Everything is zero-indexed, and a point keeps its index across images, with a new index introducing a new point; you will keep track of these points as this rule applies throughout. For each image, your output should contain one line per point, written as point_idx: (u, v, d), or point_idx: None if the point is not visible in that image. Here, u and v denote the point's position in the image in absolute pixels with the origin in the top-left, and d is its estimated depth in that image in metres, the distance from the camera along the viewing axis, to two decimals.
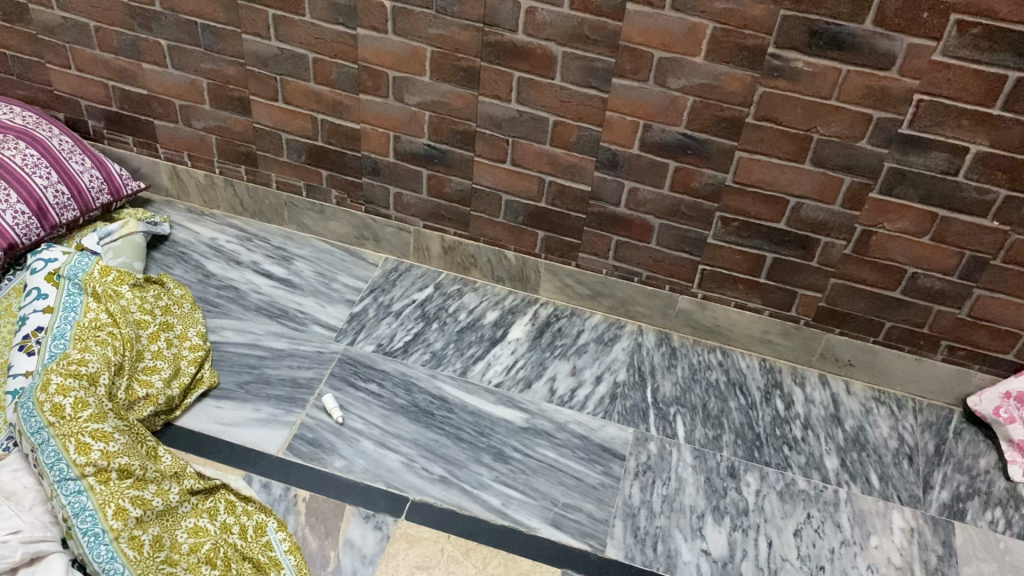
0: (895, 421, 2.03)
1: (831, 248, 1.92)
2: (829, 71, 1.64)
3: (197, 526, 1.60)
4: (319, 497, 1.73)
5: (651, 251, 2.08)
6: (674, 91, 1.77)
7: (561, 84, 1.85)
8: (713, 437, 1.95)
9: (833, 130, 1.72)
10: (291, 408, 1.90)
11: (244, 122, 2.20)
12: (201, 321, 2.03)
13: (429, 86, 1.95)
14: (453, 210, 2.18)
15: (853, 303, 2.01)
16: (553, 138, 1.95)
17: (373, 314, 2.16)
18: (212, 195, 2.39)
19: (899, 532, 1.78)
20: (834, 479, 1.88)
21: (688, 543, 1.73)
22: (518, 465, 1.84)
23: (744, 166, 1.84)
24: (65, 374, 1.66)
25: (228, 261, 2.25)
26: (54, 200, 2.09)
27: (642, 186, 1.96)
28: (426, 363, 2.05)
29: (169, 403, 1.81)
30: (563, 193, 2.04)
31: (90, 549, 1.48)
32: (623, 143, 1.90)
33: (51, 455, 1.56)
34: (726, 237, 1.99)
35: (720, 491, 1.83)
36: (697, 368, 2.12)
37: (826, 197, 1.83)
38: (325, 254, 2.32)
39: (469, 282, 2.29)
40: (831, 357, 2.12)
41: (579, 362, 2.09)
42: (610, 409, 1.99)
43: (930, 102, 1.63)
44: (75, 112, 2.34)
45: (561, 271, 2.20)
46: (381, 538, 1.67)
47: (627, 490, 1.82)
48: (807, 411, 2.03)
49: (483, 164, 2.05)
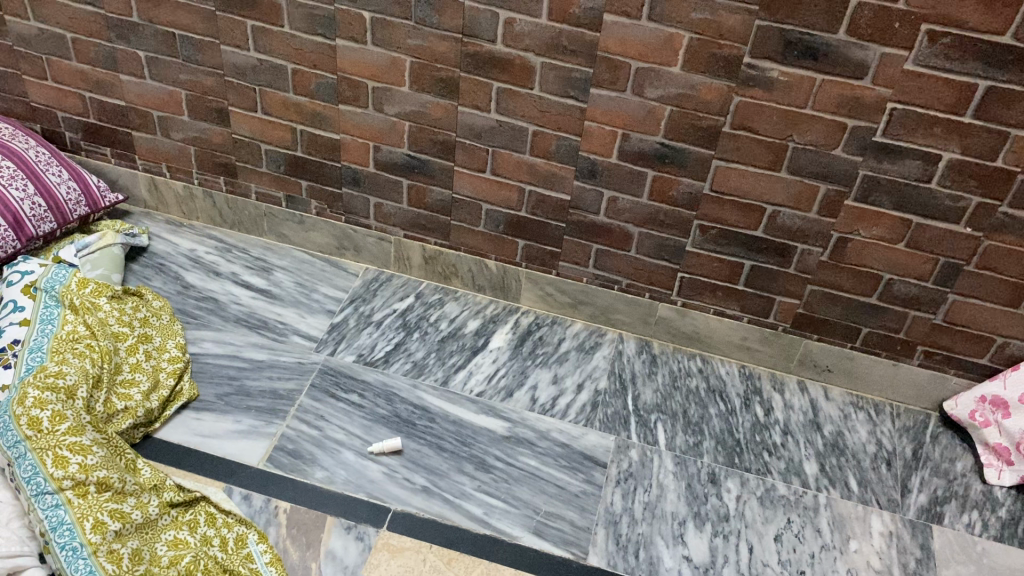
0: (873, 426, 2.06)
1: (808, 255, 1.94)
2: (804, 80, 1.67)
3: (177, 539, 1.59)
4: (300, 508, 1.73)
5: (631, 259, 2.09)
6: (651, 101, 1.79)
7: (540, 94, 1.86)
8: (693, 444, 1.96)
9: (808, 138, 1.74)
10: (271, 419, 1.89)
11: (223, 133, 2.20)
12: (180, 333, 2.02)
13: (408, 97, 1.96)
14: (434, 219, 2.19)
15: (831, 309, 2.03)
16: (532, 148, 1.96)
17: (354, 324, 2.16)
18: (191, 206, 2.38)
19: (878, 535, 1.80)
20: (814, 485, 1.90)
21: (670, 549, 1.74)
22: (499, 474, 1.84)
23: (721, 175, 1.86)
24: (42, 388, 1.65)
25: (208, 273, 2.24)
26: (31, 212, 2.07)
27: (622, 195, 1.97)
28: (408, 373, 2.05)
29: (148, 415, 1.80)
30: (543, 202, 2.05)
31: (68, 563, 1.47)
32: (602, 153, 1.91)
33: (28, 469, 1.55)
34: (704, 245, 2.00)
35: (701, 497, 1.85)
36: (677, 375, 2.13)
37: (803, 204, 1.85)
38: (305, 264, 2.32)
39: (450, 291, 2.29)
40: (810, 363, 2.13)
41: (560, 370, 2.10)
42: (592, 417, 1.99)
43: (903, 111, 1.66)
44: (51, 123, 2.32)
45: (542, 280, 2.20)
46: (363, 549, 1.67)
47: (609, 498, 1.83)
48: (786, 416, 2.05)
49: (463, 174, 2.06)
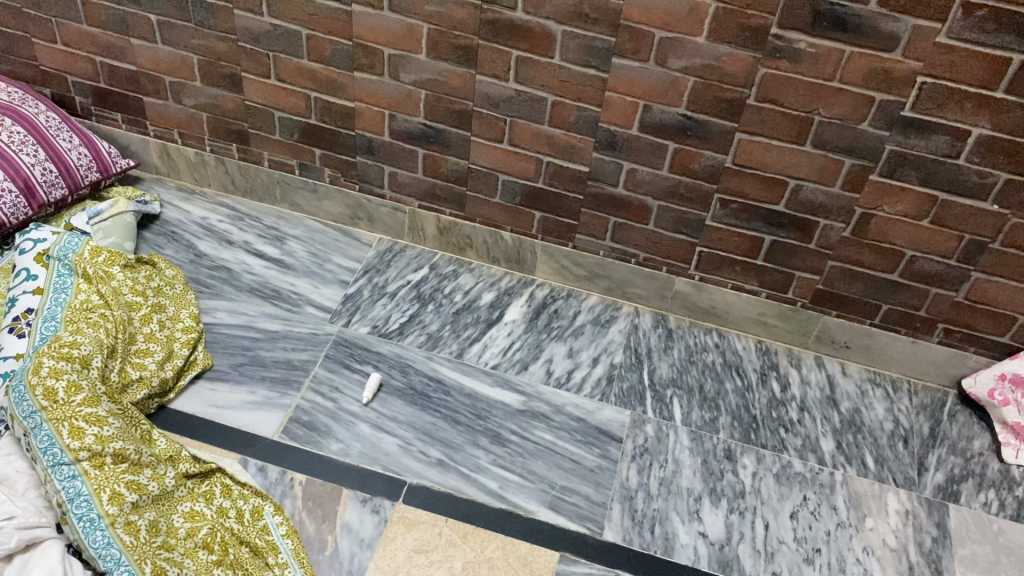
0: (890, 403, 2.04)
1: (829, 231, 1.91)
2: (832, 52, 1.63)
3: (193, 511, 1.59)
4: (316, 481, 1.73)
5: (648, 232, 2.07)
6: (675, 71, 1.75)
7: (560, 63, 1.82)
8: (709, 420, 1.95)
9: (835, 112, 1.71)
10: (286, 391, 1.88)
11: (236, 100, 2.16)
12: (193, 303, 2.00)
13: (425, 64, 1.92)
14: (449, 190, 2.16)
15: (851, 285, 2.00)
16: (551, 119, 1.92)
17: (368, 295, 2.14)
18: (203, 173, 2.35)
19: (894, 514, 1.80)
20: (830, 462, 1.89)
21: (686, 526, 1.74)
22: (515, 448, 1.83)
23: (743, 148, 1.83)
24: (57, 358, 1.65)
25: (220, 241, 2.22)
26: (42, 178, 2.05)
27: (641, 167, 1.94)
28: (422, 345, 2.03)
29: (162, 385, 1.80)
30: (560, 173, 2.02)
31: (86, 534, 1.46)
32: (622, 124, 1.87)
33: (44, 439, 1.55)
34: (724, 219, 1.97)
35: (716, 473, 1.84)
36: (693, 350, 2.11)
37: (826, 179, 1.82)
38: (318, 234, 2.29)
39: (465, 263, 2.26)
40: (827, 339, 2.11)
41: (575, 344, 2.08)
42: (607, 391, 1.98)
43: (933, 85, 1.62)
44: (61, 88, 2.29)
45: (558, 253, 2.18)
46: (379, 522, 1.67)
47: (624, 473, 1.82)
48: (803, 392, 2.04)
49: (479, 144, 2.03)
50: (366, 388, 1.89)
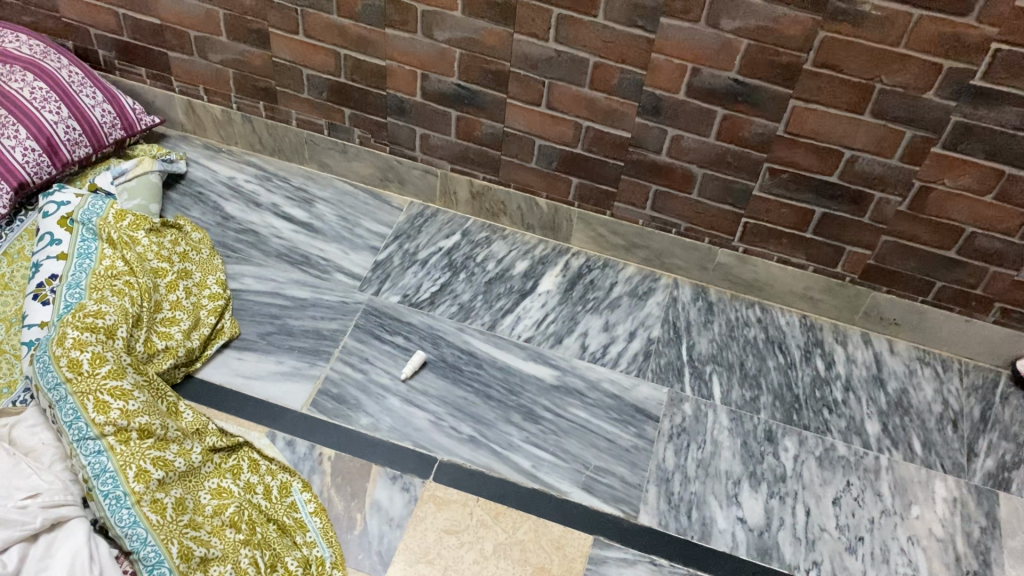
0: (940, 383, 1.96)
1: (885, 205, 1.81)
2: (899, 15, 1.51)
3: (220, 487, 1.56)
4: (345, 456, 1.69)
5: (692, 202, 1.97)
6: (727, 34, 1.64)
7: (604, 23, 1.71)
8: (750, 399, 1.88)
9: (899, 79, 1.59)
10: (315, 361, 1.84)
11: (264, 56, 2.08)
12: (220, 269, 1.95)
13: (460, 22, 1.82)
14: (483, 153, 2.07)
15: (905, 261, 1.91)
16: (593, 81, 1.82)
17: (398, 263, 2.07)
18: (229, 131, 2.28)
19: (941, 502, 1.73)
20: (876, 445, 1.82)
21: (724, 510, 1.68)
22: (549, 426, 1.78)
23: (797, 116, 1.72)
24: (81, 328, 1.61)
25: (247, 203, 2.16)
26: (65, 136, 2.00)
27: (687, 133, 1.84)
28: (454, 316, 1.97)
29: (189, 355, 1.76)
30: (600, 139, 1.93)
31: (112, 512, 1.44)
32: (668, 88, 1.77)
33: (69, 413, 1.52)
34: (773, 189, 1.87)
35: (757, 456, 1.78)
36: (734, 325, 2.03)
37: (885, 150, 1.71)
38: (348, 196, 2.22)
39: (498, 229, 2.19)
40: (875, 316, 2.03)
41: (611, 317, 2.01)
42: (644, 367, 1.92)
43: (1008, 52, 1.50)
44: (84, 41, 2.21)
45: (595, 221, 2.09)
46: (409, 501, 1.63)
47: (661, 454, 1.76)
48: (849, 371, 1.96)
49: (516, 107, 1.93)
50: (407, 365, 1.84)
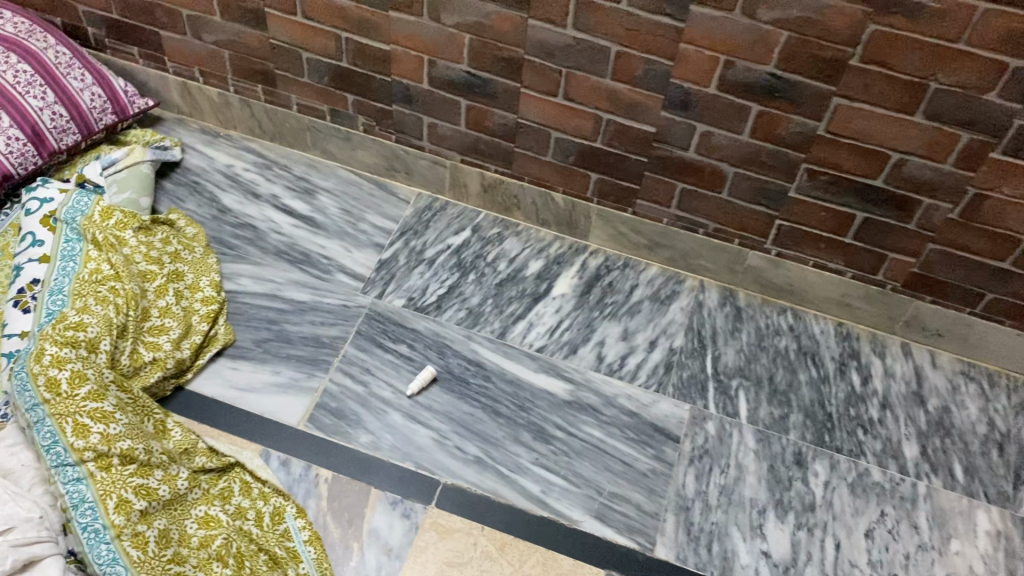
0: (985, 401, 1.81)
1: (934, 211, 1.64)
2: (962, 9, 1.33)
3: (208, 516, 1.47)
4: (343, 479, 1.59)
5: (721, 201, 1.82)
6: (765, 24, 1.47)
7: (628, 10, 1.55)
8: (779, 417, 1.75)
9: (957, 79, 1.42)
10: (313, 372, 1.73)
11: (261, 38, 1.93)
12: (215, 268, 1.84)
13: (469, 6, 1.66)
14: (494, 145, 1.92)
15: (952, 270, 1.75)
16: (614, 72, 1.66)
17: (404, 262, 1.94)
18: (228, 115, 2.15)
19: (984, 536, 1.60)
20: (914, 471, 1.69)
21: (747, 543, 1.56)
22: (560, 447, 1.66)
23: (840, 115, 1.55)
24: (60, 343, 1.50)
25: (246, 194, 2.04)
26: (51, 124, 1.87)
27: (717, 130, 1.68)
28: (462, 322, 1.85)
29: (179, 366, 1.65)
30: (622, 133, 1.77)
31: (91, 547, 1.34)
32: (698, 82, 1.61)
33: (47, 436, 1.42)
34: (810, 191, 1.72)
35: (784, 482, 1.65)
36: (763, 333, 1.89)
37: (937, 154, 1.54)
38: (352, 186, 2.09)
39: (512, 224, 2.05)
40: (917, 326, 1.88)
41: (631, 324, 1.88)
42: (665, 380, 1.79)
43: None
44: (72, 17, 2.07)
45: (616, 218, 1.95)
46: (409, 529, 1.53)
47: (681, 478, 1.64)
48: (886, 386, 1.82)
49: (530, 97, 1.78)
50: (414, 380, 1.72)
